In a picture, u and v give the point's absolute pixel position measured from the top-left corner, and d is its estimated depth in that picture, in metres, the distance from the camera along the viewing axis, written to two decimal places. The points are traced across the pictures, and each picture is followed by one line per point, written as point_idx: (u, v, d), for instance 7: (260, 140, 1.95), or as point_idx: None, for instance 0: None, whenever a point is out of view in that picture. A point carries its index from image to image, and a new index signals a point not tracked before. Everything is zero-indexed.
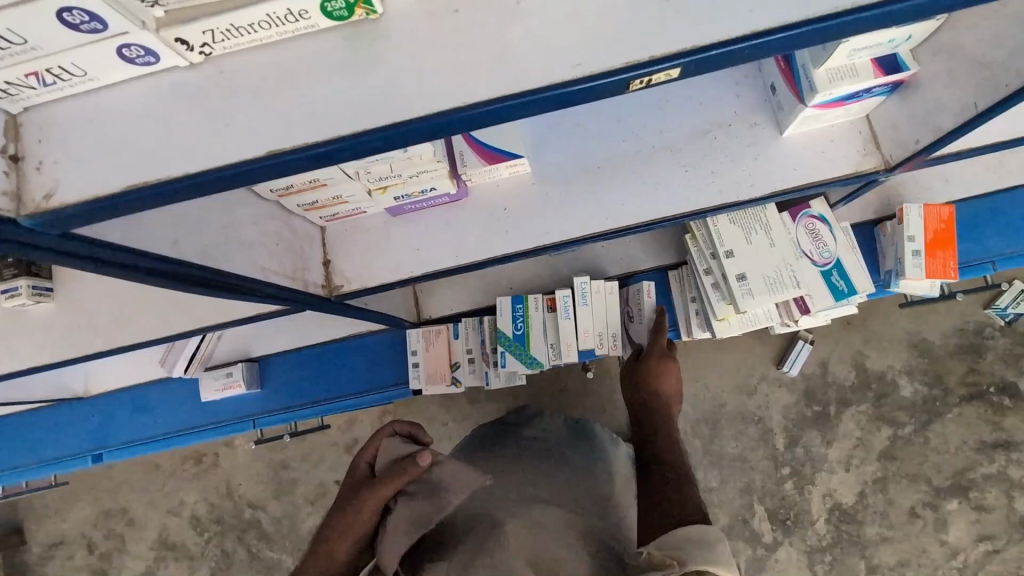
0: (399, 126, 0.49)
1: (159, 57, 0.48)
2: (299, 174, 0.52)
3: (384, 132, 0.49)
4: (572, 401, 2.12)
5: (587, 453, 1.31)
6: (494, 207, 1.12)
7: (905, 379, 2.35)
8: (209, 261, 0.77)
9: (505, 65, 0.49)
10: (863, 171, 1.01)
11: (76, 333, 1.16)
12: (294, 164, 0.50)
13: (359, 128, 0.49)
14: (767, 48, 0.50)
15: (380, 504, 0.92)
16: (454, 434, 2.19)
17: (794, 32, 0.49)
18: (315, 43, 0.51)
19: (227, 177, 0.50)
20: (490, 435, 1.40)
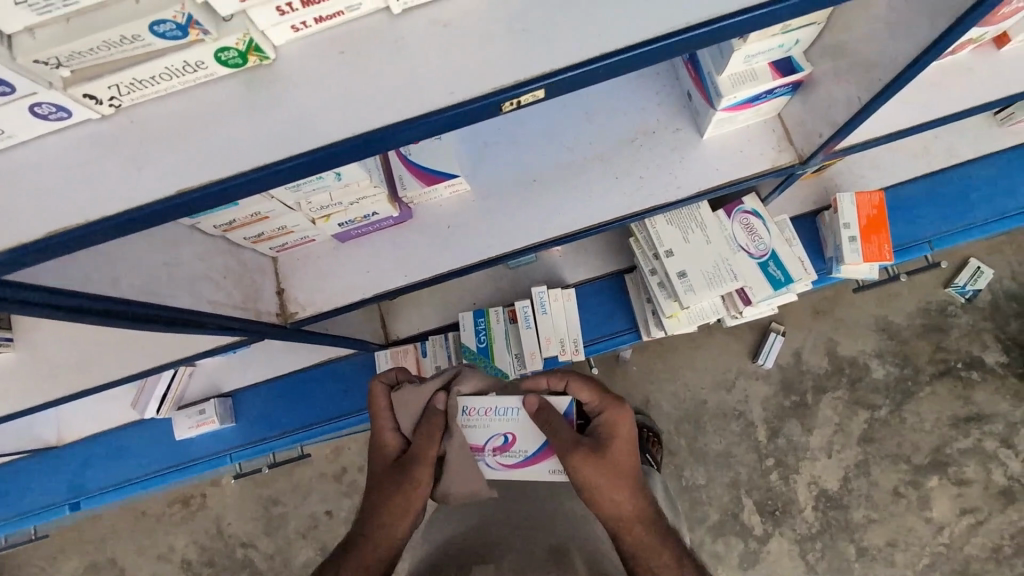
0: (295, 159, 0.53)
1: (70, 111, 0.53)
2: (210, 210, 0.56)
3: (279, 165, 0.53)
4: None
5: None
6: (439, 226, 1.16)
7: (876, 361, 2.42)
8: (151, 298, 0.79)
9: (386, 98, 0.54)
10: (780, 166, 1.09)
11: (40, 380, 1.17)
12: (202, 200, 0.54)
13: (256, 163, 0.53)
14: (633, 63, 0.54)
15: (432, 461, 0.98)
16: None
17: (653, 47, 0.53)
18: (217, 88, 0.55)
19: (143, 217, 0.53)
20: None
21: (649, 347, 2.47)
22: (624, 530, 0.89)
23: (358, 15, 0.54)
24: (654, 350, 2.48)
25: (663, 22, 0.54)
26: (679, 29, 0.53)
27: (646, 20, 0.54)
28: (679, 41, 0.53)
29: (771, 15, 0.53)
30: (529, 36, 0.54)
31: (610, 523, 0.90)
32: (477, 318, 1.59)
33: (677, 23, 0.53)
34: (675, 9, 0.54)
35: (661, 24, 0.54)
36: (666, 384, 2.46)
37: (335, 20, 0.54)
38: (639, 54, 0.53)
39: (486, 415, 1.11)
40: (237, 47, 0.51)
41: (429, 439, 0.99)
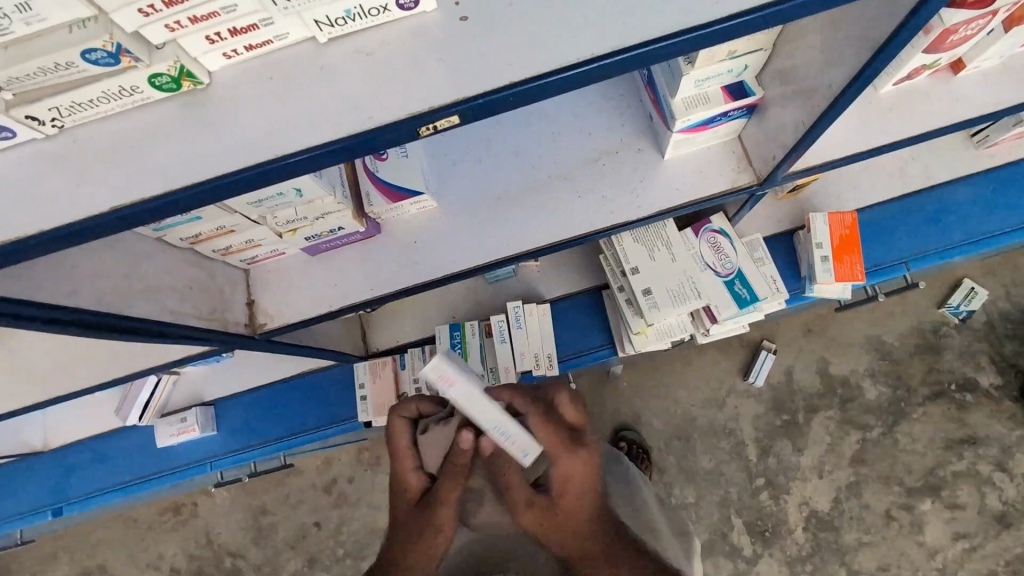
0: (222, 179, 0.56)
1: (15, 132, 0.56)
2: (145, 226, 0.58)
3: (205, 185, 0.55)
4: None
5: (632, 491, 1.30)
6: (407, 241, 1.19)
7: (869, 382, 2.40)
8: (108, 307, 0.82)
9: (311, 122, 0.56)
10: (740, 186, 1.11)
11: (19, 386, 1.20)
12: (135, 217, 0.56)
13: (183, 183, 0.56)
14: (552, 88, 0.56)
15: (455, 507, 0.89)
16: None
17: (571, 73, 0.55)
18: (155, 110, 0.58)
19: (79, 231, 0.56)
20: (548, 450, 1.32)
21: (639, 362, 2.47)
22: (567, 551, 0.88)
23: (288, 43, 0.58)
24: (643, 366, 2.47)
25: (578, 50, 0.55)
26: (599, 55, 0.55)
27: (568, 47, 0.55)
28: (587, 71, 0.55)
29: (683, 45, 0.56)
30: (451, 62, 0.56)
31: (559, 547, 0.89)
32: (452, 332, 1.61)
33: (598, 48, 0.55)
34: (590, 37, 0.56)
35: (579, 50, 0.55)
36: (655, 400, 2.45)
37: (265, 47, 0.57)
38: (549, 81, 0.55)
39: (449, 388, 0.90)
40: (170, 72, 0.54)
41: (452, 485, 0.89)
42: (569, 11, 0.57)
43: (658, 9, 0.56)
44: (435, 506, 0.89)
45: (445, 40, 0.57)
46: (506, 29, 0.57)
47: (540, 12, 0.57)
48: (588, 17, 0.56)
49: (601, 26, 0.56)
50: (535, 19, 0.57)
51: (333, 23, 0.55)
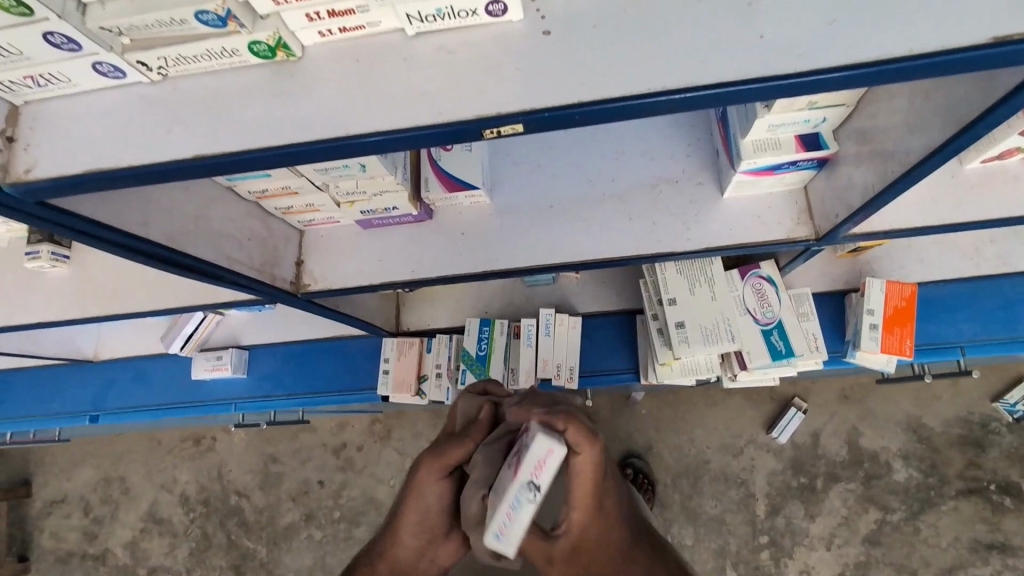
0: (292, 147, 0.59)
1: (125, 73, 0.61)
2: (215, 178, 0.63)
3: (276, 150, 0.59)
4: None
5: None
6: (454, 231, 1.22)
7: (899, 463, 2.28)
8: (174, 244, 0.88)
9: (383, 106, 0.59)
10: (796, 239, 1.08)
11: (85, 298, 1.32)
12: (208, 168, 0.61)
13: (257, 145, 0.60)
14: (614, 114, 0.57)
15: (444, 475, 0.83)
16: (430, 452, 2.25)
17: (639, 102, 0.55)
18: (247, 73, 0.62)
19: (162, 172, 0.61)
20: None
21: (662, 394, 2.44)
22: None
23: (378, 30, 0.60)
24: (666, 398, 2.44)
25: (652, 82, 0.56)
26: (671, 89, 0.55)
27: (645, 76, 0.56)
28: (654, 103, 0.55)
29: (758, 93, 0.56)
30: (526, 70, 0.57)
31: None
32: (482, 326, 1.65)
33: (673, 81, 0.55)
34: (669, 71, 0.56)
35: (656, 82, 0.56)
36: (671, 435, 2.40)
37: (358, 31, 0.60)
38: (615, 106, 0.56)
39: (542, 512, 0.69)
40: (268, 42, 0.58)
41: (459, 451, 0.84)
42: (652, 45, 0.57)
43: (740, 55, 0.56)
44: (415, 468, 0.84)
45: (526, 50, 0.58)
46: (588, 49, 0.58)
47: (623, 38, 0.58)
48: (672, 50, 0.57)
49: (682, 63, 0.56)
50: (620, 44, 0.58)
51: (423, 19, 0.57)
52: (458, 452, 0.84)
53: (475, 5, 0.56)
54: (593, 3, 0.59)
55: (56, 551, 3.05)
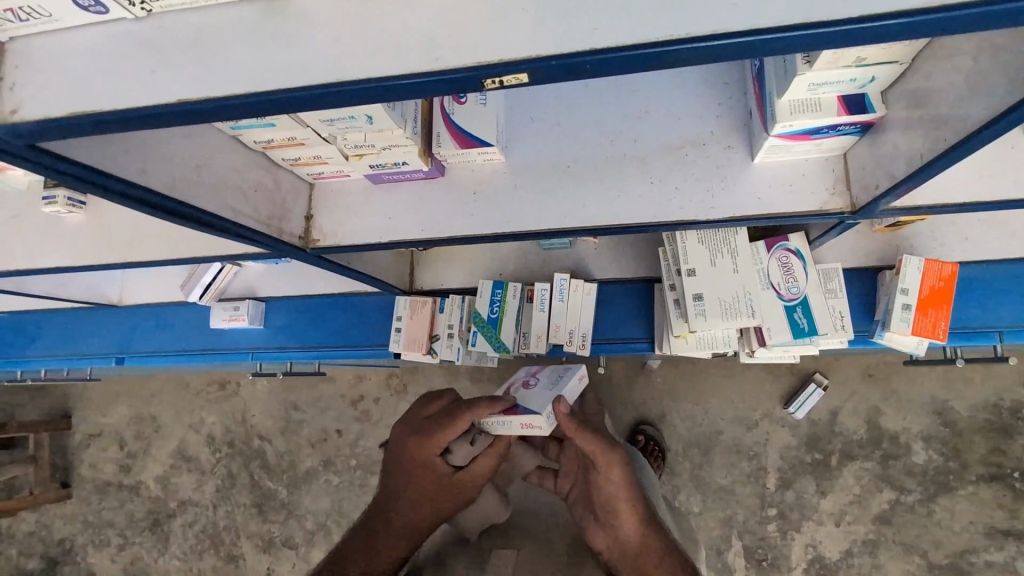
0: (282, 93, 0.55)
1: (107, 8, 0.57)
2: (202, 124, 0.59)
3: (266, 97, 0.55)
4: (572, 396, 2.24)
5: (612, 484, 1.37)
6: (466, 190, 1.18)
7: (920, 445, 2.22)
8: (176, 194, 0.86)
9: (378, 52, 0.54)
10: (829, 211, 1.00)
11: (102, 244, 1.33)
12: (195, 114, 0.58)
13: (246, 91, 0.56)
14: (634, 63, 0.51)
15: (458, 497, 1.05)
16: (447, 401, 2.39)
17: (657, 51, 0.49)
18: (235, 11, 0.58)
19: (149, 117, 0.58)
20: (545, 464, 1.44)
21: (679, 363, 2.40)
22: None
23: None
24: (682, 368, 2.39)
25: (676, 28, 0.49)
26: (698, 36, 0.49)
27: (667, 19, 0.49)
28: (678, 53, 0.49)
29: (795, 43, 0.49)
30: (532, 10, 0.51)
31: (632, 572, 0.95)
32: (494, 288, 1.62)
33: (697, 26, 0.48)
34: (696, 16, 0.49)
35: (679, 28, 0.49)
36: (685, 405, 2.37)
37: None
38: (633, 55, 0.50)
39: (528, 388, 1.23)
40: None
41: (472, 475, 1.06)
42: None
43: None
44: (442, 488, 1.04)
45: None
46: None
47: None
48: None
49: (709, 5, 0.49)
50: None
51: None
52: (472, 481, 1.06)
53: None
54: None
55: (94, 480, 3.25)
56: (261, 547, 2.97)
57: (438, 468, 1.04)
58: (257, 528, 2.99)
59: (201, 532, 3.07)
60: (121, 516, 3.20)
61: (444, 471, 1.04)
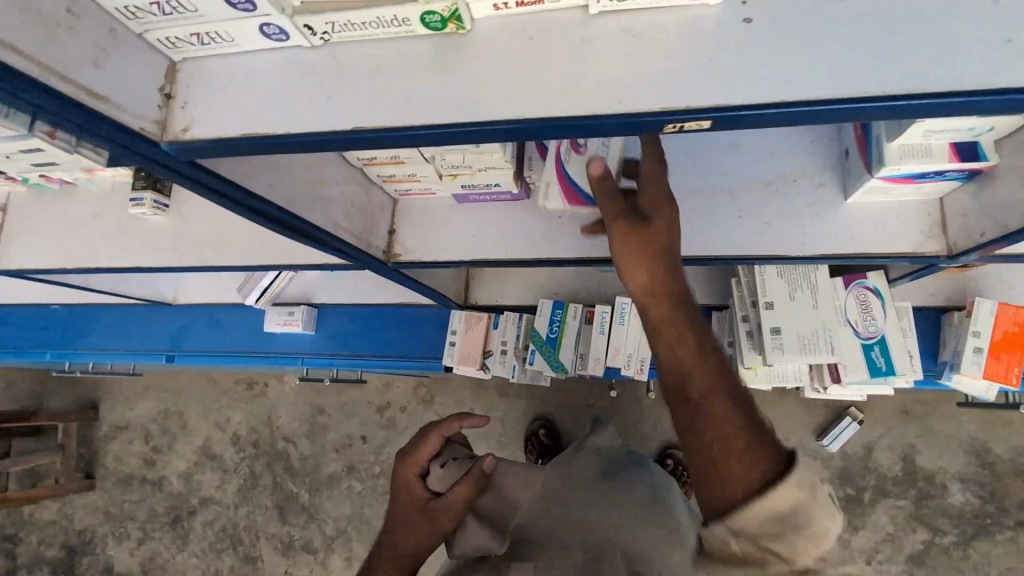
0: (459, 126, 0.57)
1: (289, 36, 0.60)
2: (366, 150, 0.61)
3: (447, 128, 0.57)
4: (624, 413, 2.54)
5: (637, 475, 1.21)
6: (551, 213, 1.19)
7: (956, 485, 2.19)
8: (293, 209, 0.89)
9: (555, 93, 0.55)
10: (924, 253, 1.01)
11: (181, 247, 1.36)
12: (366, 142, 0.60)
13: (424, 122, 0.58)
14: (814, 117, 0.51)
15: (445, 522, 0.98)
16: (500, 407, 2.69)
17: (844, 106, 0.49)
18: (412, 45, 0.60)
19: (319, 142, 0.61)
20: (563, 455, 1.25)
21: None
22: (713, 403, 0.75)
23: (559, 7, 0.56)
24: None
25: (862, 85, 0.50)
26: (887, 94, 0.49)
27: (852, 75, 0.50)
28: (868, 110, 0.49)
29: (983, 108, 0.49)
30: (714, 57, 0.52)
31: (684, 385, 0.79)
32: (555, 308, 1.62)
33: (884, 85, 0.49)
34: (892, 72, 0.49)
35: (870, 85, 0.50)
36: None
37: (534, 6, 0.56)
38: (825, 109, 0.50)
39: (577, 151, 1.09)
40: (442, 13, 0.55)
41: (454, 500, 0.98)
42: (871, 36, 0.50)
43: (974, 56, 0.49)
44: (424, 514, 0.98)
45: (725, 39, 0.52)
46: (795, 38, 0.51)
47: (839, 26, 0.51)
48: (887, 41, 0.50)
49: (898, 66, 0.49)
50: (836, 36, 0.51)
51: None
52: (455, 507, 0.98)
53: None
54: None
55: (118, 473, 3.27)
56: (280, 550, 2.97)
57: (417, 492, 1.01)
58: (277, 530, 2.99)
59: (220, 531, 3.08)
60: (142, 510, 3.22)
61: (424, 496, 1.00)
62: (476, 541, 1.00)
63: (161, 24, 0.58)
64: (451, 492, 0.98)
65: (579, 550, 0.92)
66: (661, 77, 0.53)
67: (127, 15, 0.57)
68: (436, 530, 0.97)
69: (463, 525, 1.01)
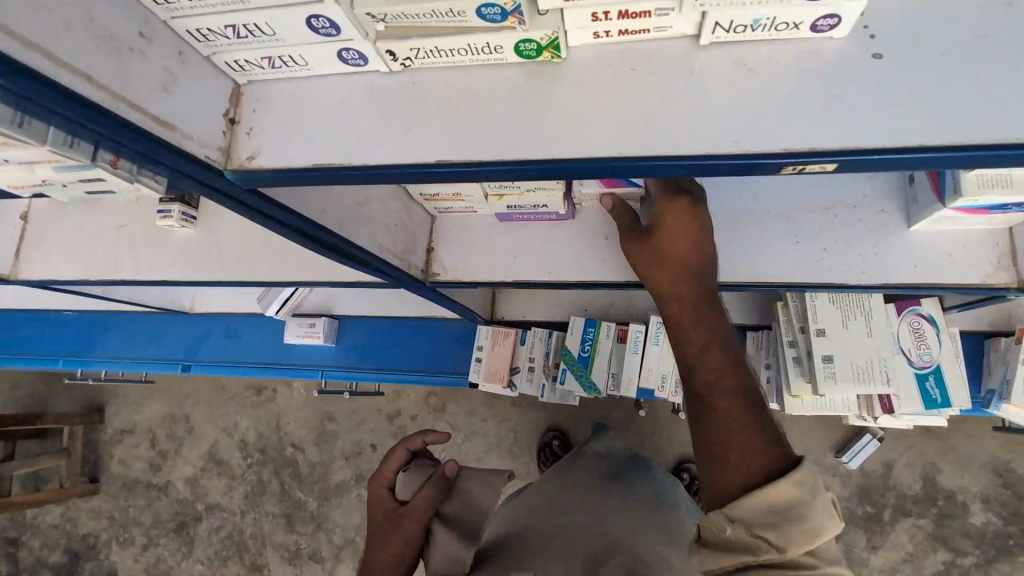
0: (553, 162, 0.54)
1: (367, 61, 0.56)
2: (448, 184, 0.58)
3: (540, 165, 0.54)
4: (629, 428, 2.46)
5: (639, 486, 1.19)
6: (596, 234, 1.15)
7: (978, 506, 2.13)
8: (341, 232, 0.85)
9: (659, 130, 0.52)
10: (993, 285, 0.99)
11: (206, 261, 1.32)
12: (449, 176, 0.56)
13: (515, 157, 0.54)
14: (950, 163, 0.46)
15: (414, 532, 0.91)
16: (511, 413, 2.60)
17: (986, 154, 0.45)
18: (500, 73, 0.56)
19: (399, 175, 0.57)
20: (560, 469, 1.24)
21: None
22: (718, 406, 0.71)
23: (663, 37, 0.52)
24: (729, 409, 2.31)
25: (1006, 132, 0.45)
26: None
27: (993, 117, 0.46)
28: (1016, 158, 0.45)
29: None
30: (837, 96, 0.48)
31: (690, 381, 0.76)
32: (587, 326, 1.58)
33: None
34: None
35: (1019, 131, 0.45)
36: None
37: (637, 35, 0.52)
38: (965, 155, 0.46)
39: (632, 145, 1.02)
40: (540, 41, 0.52)
41: (419, 505, 0.93)
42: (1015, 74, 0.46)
43: None
44: (393, 526, 0.93)
45: (849, 75, 0.49)
46: (931, 78, 0.47)
47: (981, 62, 0.47)
48: None
49: None
50: (975, 72, 0.47)
51: (732, 29, 0.49)
52: (421, 514, 0.92)
53: (805, 16, 0.47)
54: (940, 17, 0.48)
55: (123, 477, 3.22)
56: (286, 559, 2.92)
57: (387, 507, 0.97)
58: (284, 538, 2.94)
59: (226, 538, 3.03)
60: (147, 516, 3.17)
61: (392, 508, 0.96)
62: (445, 549, 0.90)
63: (232, 48, 0.55)
64: (415, 498, 0.94)
65: (579, 553, 0.85)
66: (778, 114, 0.50)
67: (197, 39, 0.54)
68: (407, 542, 0.91)
69: (433, 535, 0.93)
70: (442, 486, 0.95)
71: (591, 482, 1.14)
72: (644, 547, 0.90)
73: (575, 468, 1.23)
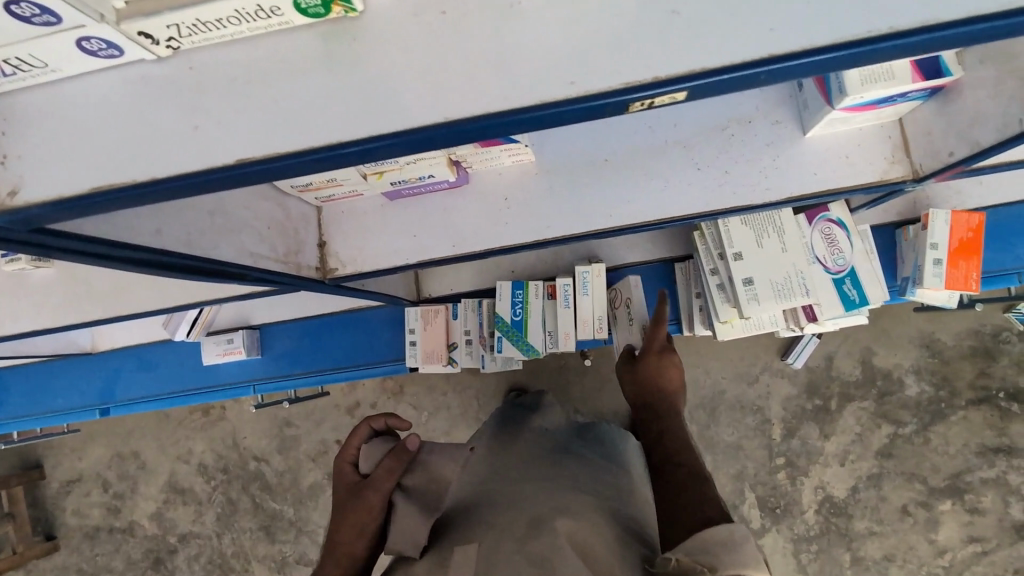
0: (405, 135, 0.48)
1: (123, 50, 0.48)
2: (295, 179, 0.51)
3: (386, 139, 0.48)
4: (571, 380, 2.24)
5: (585, 449, 1.15)
6: (494, 196, 1.07)
7: (912, 378, 2.03)
8: (194, 250, 0.74)
9: (499, 68, 0.47)
10: (892, 179, 0.97)
11: (78, 301, 1.15)
12: (293, 168, 0.49)
13: (343, 138, 0.48)
14: (787, 73, 0.46)
15: (372, 507, 0.85)
16: (467, 382, 2.50)
17: (819, 58, 0.45)
18: (291, 40, 0.50)
19: (219, 181, 0.49)
20: (499, 443, 1.17)
21: None
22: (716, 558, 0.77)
23: None
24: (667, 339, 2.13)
25: (817, 36, 0.45)
26: (855, 40, 0.45)
27: (811, 23, 0.45)
28: (827, 62, 0.45)
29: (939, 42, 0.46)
30: (647, 19, 0.46)
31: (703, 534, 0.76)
32: (514, 289, 1.51)
33: (854, 28, 0.44)
34: (858, 12, 0.45)
35: (845, 30, 0.45)
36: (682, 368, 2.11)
37: None
38: (796, 64, 0.45)
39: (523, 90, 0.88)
40: None
41: (380, 476, 0.87)
42: None
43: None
44: (353, 500, 0.87)
45: None
46: None
47: None
48: None
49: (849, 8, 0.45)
50: None
51: None
52: (379, 488, 0.86)
53: None
54: None
55: (82, 527, 2.90)
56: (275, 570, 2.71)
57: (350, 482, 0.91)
58: (268, 550, 2.73)
59: (208, 563, 2.79)
60: (118, 560, 2.87)
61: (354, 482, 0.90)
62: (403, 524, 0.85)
63: None
64: (376, 471, 0.88)
65: (522, 518, 0.81)
66: (609, 39, 0.47)
67: None
68: (365, 518, 0.85)
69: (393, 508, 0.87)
70: (401, 459, 0.89)
71: (533, 451, 1.09)
72: (589, 506, 0.85)
73: (514, 442, 1.17)
